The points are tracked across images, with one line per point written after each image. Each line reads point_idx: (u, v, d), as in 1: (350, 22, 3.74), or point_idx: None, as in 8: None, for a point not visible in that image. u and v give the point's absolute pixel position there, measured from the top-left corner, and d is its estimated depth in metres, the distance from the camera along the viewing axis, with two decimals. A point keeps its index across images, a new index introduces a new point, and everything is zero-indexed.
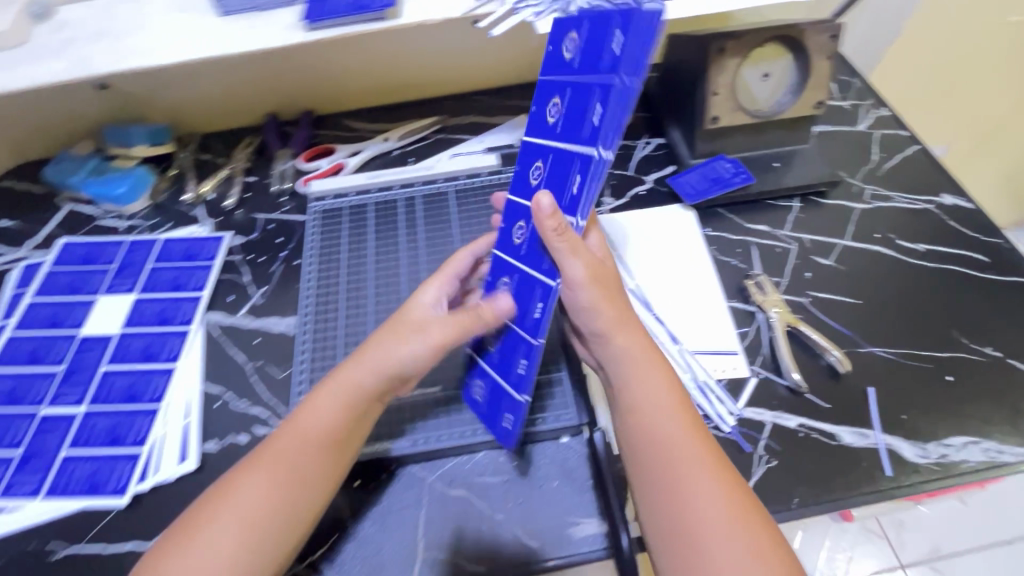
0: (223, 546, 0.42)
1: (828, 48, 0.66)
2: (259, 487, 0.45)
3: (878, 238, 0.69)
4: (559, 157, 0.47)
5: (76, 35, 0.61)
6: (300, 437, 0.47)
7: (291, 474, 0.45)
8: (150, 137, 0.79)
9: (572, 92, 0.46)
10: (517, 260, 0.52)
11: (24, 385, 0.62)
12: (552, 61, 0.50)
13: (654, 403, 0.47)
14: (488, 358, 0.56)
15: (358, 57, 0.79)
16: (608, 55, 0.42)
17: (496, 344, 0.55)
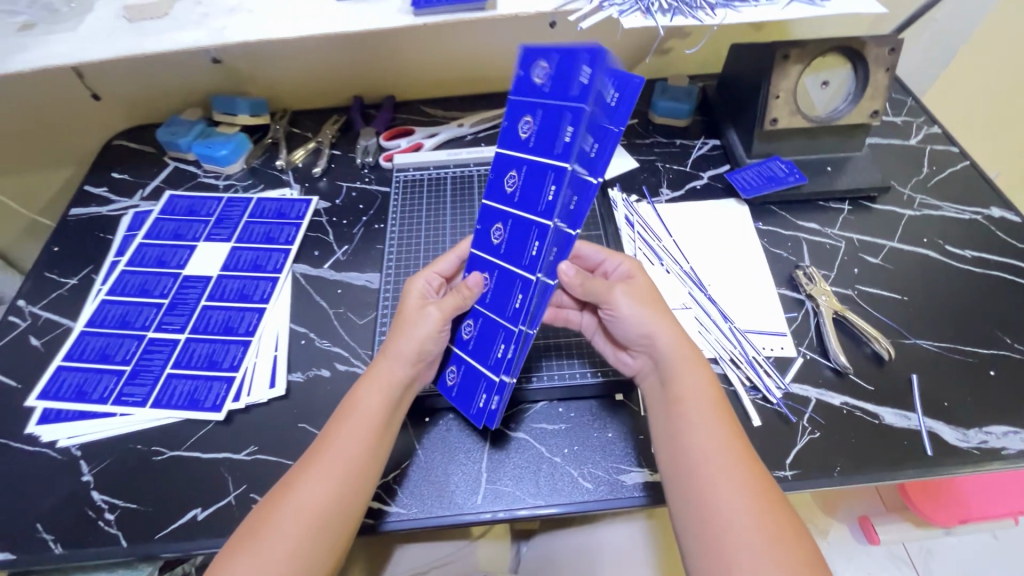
0: (292, 526, 0.45)
1: (887, 61, 0.70)
2: (320, 474, 0.48)
3: (926, 242, 0.72)
4: (533, 170, 0.53)
5: (213, 10, 0.70)
6: (350, 427, 0.51)
7: (347, 459, 0.49)
8: (251, 108, 0.87)
9: (543, 113, 0.51)
10: (495, 258, 0.58)
11: (134, 312, 0.70)
12: (518, 81, 0.53)
13: (691, 409, 0.50)
14: (463, 345, 0.59)
15: (443, 49, 0.87)
16: (579, 87, 0.48)
17: (471, 331, 0.59)
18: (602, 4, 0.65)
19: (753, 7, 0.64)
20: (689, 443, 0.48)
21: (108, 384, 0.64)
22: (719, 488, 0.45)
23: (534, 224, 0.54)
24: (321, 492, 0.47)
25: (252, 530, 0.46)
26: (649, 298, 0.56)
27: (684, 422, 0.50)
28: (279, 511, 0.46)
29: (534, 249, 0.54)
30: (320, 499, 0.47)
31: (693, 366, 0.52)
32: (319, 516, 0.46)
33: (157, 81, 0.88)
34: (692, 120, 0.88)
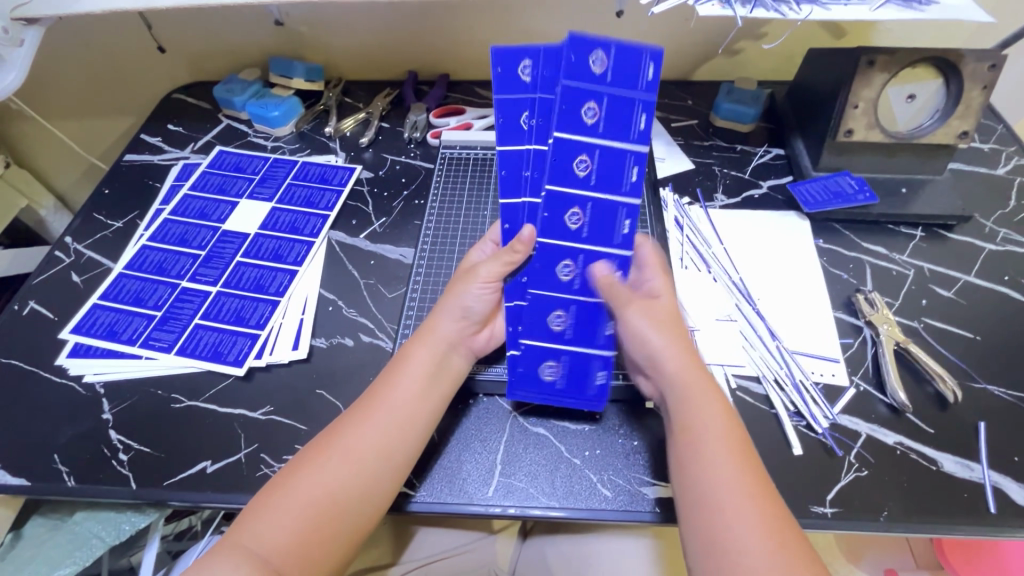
0: (343, 468, 0.47)
1: (985, 78, 0.64)
2: (363, 429, 0.49)
3: (1006, 280, 0.66)
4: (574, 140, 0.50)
5: None
6: (401, 383, 0.51)
7: (393, 417, 0.49)
8: (307, 73, 0.87)
9: (610, 102, 0.50)
10: (577, 244, 0.55)
11: (171, 260, 0.71)
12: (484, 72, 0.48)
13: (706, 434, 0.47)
14: (562, 337, 0.57)
15: (503, 29, 0.86)
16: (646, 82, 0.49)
17: (564, 322, 0.57)
18: None
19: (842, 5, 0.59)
20: (699, 469, 0.45)
21: (138, 327, 0.64)
22: (733, 520, 0.42)
23: (620, 205, 0.53)
24: (365, 446, 0.48)
25: (293, 471, 0.47)
26: (667, 320, 0.52)
27: (699, 445, 0.46)
28: (322, 458, 0.47)
29: (625, 228, 0.54)
30: (361, 454, 0.47)
31: (703, 389, 0.49)
32: (359, 470, 0.47)
33: (219, 39, 0.89)
34: (755, 126, 0.83)
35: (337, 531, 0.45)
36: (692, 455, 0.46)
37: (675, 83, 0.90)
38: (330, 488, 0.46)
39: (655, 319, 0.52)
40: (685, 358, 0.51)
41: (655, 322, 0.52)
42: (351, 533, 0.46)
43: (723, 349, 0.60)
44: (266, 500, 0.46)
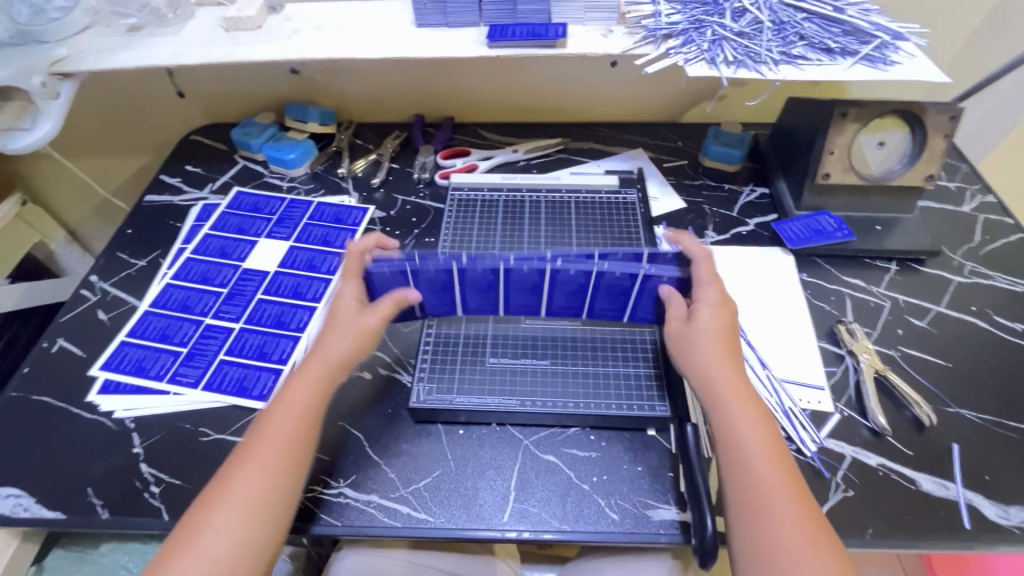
0: (240, 510, 0.48)
1: (946, 127, 0.71)
2: (253, 465, 0.50)
3: (974, 310, 0.72)
4: (525, 287, 0.62)
5: (302, 27, 0.76)
6: (280, 416, 0.53)
7: (274, 445, 0.51)
8: (321, 117, 0.93)
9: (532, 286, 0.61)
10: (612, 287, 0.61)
11: (194, 297, 0.74)
12: (384, 279, 0.62)
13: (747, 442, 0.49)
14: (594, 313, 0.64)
15: (506, 77, 0.92)
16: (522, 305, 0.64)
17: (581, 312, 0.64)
18: (669, 50, 0.68)
19: (816, 66, 0.66)
20: (743, 473, 0.48)
21: (165, 363, 0.67)
22: (779, 525, 0.45)
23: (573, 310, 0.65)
24: (255, 480, 0.49)
25: (195, 521, 0.48)
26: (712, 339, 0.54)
27: (741, 453, 0.49)
28: (217, 501, 0.49)
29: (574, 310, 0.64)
30: (256, 488, 0.49)
31: (739, 399, 0.51)
32: (257, 502, 0.49)
33: (237, 86, 0.95)
34: (742, 167, 0.90)
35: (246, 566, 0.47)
36: (739, 462, 0.48)
37: (666, 126, 0.97)
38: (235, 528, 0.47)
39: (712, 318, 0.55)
40: (727, 364, 0.53)
41: (713, 325, 0.55)
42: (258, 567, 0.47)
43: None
44: (171, 552, 0.46)
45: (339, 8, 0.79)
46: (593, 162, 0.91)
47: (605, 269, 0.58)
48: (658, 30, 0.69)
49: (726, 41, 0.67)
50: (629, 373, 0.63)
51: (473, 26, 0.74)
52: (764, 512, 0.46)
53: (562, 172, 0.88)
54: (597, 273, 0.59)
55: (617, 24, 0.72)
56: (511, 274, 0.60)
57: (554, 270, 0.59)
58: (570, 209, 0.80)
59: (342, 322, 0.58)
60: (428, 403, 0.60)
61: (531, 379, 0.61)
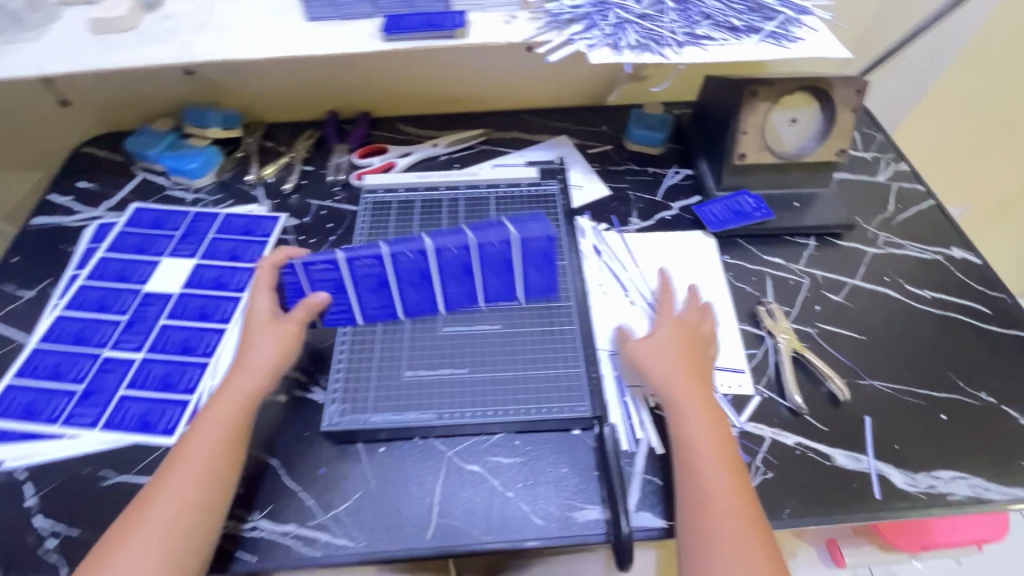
0: (161, 525, 0.48)
1: (852, 101, 0.71)
2: (180, 478, 0.51)
3: (886, 281, 0.73)
4: (413, 278, 0.63)
5: (182, 26, 0.70)
6: (209, 424, 0.54)
7: (196, 458, 0.52)
8: (223, 121, 0.87)
9: (418, 274, 0.63)
10: (492, 263, 0.63)
11: (91, 328, 0.69)
12: (292, 289, 0.66)
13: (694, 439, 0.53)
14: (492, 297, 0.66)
15: (419, 68, 0.88)
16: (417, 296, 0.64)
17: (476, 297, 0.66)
18: (572, 37, 0.65)
19: (721, 46, 0.64)
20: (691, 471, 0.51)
21: (58, 405, 0.62)
22: (721, 517, 0.48)
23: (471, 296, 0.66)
24: (182, 491, 0.50)
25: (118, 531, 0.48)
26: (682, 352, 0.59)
27: (694, 459, 0.52)
28: (141, 512, 0.49)
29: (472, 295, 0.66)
30: (184, 498, 0.50)
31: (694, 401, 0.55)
32: (183, 512, 0.49)
33: (127, 91, 0.87)
34: (666, 149, 0.89)
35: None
36: (694, 462, 0.51)
37: (591, 110, 0.95)
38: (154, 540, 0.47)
39: (662, 340, 0.60)
40: (681, 374, 0.57)
41: (668, 342, 0.60)
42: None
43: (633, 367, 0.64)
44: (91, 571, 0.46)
45: (223, 3, 0.73)
46: (516, 152, 0.89)
47: (484, 241, 0.61)
48: (561, 15, 0.67)
49: (629, 24, 0.65)
50: (550, 374, 0.61)
51: (369, 18, 0.69)
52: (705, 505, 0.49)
53: (484, 165, 0.85)
54: (477, 247, 0.62)
55: (520, 9, 0.69)
56: (396, 262, 0.61)
57: (432, 253, 0.61)
58: (489, 205, 0.78)
59: (259, 330, 0.60)
60: (344, 424, 0.57)
61: (449, 391, 0.60)
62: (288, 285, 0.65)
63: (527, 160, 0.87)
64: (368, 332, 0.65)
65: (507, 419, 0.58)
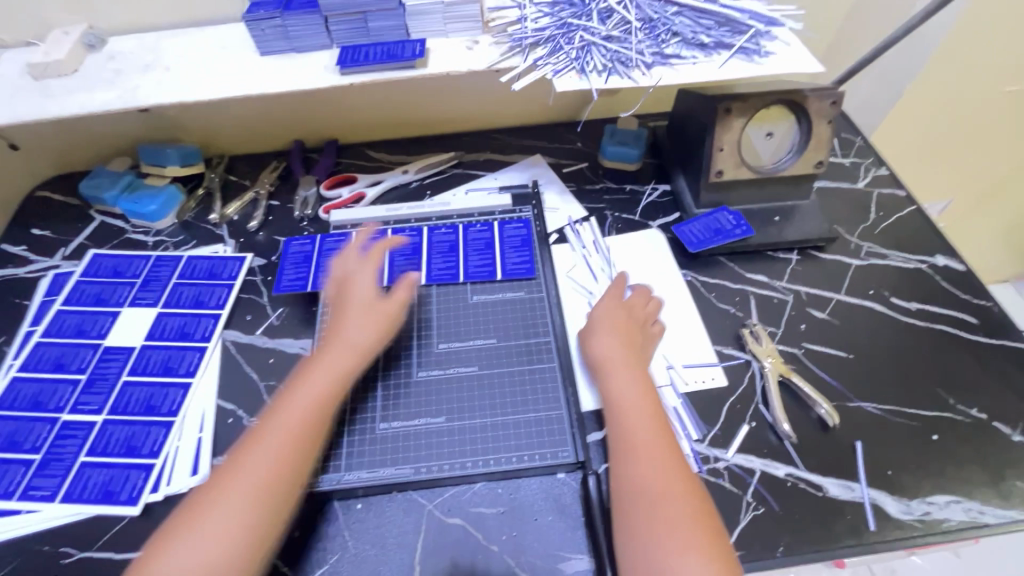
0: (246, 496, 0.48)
1: (829, 113, 0.69)
2: (267, 445, 0.50)
3: (872, 294, 0.72)
4: (406, 251, 0.73)
5: (126, 66, 0.66)
6: (299, 393, 0.54)
7: (287, 433, 0.51)
8: (182, 158, 0.83)
9: (411, 242, 0.74)
10: (473, 238, 0.74)
11: (48, 391, 0.65)
12: (298, 256, 0.75)
13: (636, 457, 0.51)
14: (466, 270, 0.71)
15: (384, 94, 0.85)
16: (398, 268, 0.72)
17: (452, 267, 0.71)
18: (537, 61, 0.63)
19: (690, 65, 0.62)
20: (631, 499, 0.49)
21: (14, 477, 0.59)
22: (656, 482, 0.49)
23: (448, 266, 0.71)
24: (268, 465, 0.49)
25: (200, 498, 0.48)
26: (616, 331, 0.61)
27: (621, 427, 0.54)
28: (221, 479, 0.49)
29: (447, 265, 0.71)
30: (267, 471, 0.49)
31: (626, 375, 0.57)
32: (279, 473, 0.49)
33: (78, 133, 0.83)
34: (642, 165, 0.86)
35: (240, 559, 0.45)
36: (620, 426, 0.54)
37: (564, 126, 0.92)
38: (239, 517, 0.47)
39: (609, 321, 0.62)
40: (616, 349, 0.59)
41: (605, 321, 0.62)
42: (246, 558, 0.46)
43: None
44: (168, 542, 0.46)
45: (172, 40, 0.69)
46: (489, 175, 0.86)
47: (469, 226, 0.75)
48: (524, 39, 0.64)
49: (595, 47, 0.62)
50: (530, 418, 0.59)
51: (326, 49, 0.66)
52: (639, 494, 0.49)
53: (456, 192, 0.82)
54: (463, 229, 0.75)
55: (482, 33, 0.66)
56: (396, 237, 0.76)
57: (428, 231, 0.75)
58: (459, 231, 0.75)
59: (354, 309, 0.61)
60: (337, 486, 0.56)
61: (425, 434, 0.59)
62: (299, 252, 0.76)
63: (501, 183, 0.84)
64: None
65: (494, 468, 0.56)
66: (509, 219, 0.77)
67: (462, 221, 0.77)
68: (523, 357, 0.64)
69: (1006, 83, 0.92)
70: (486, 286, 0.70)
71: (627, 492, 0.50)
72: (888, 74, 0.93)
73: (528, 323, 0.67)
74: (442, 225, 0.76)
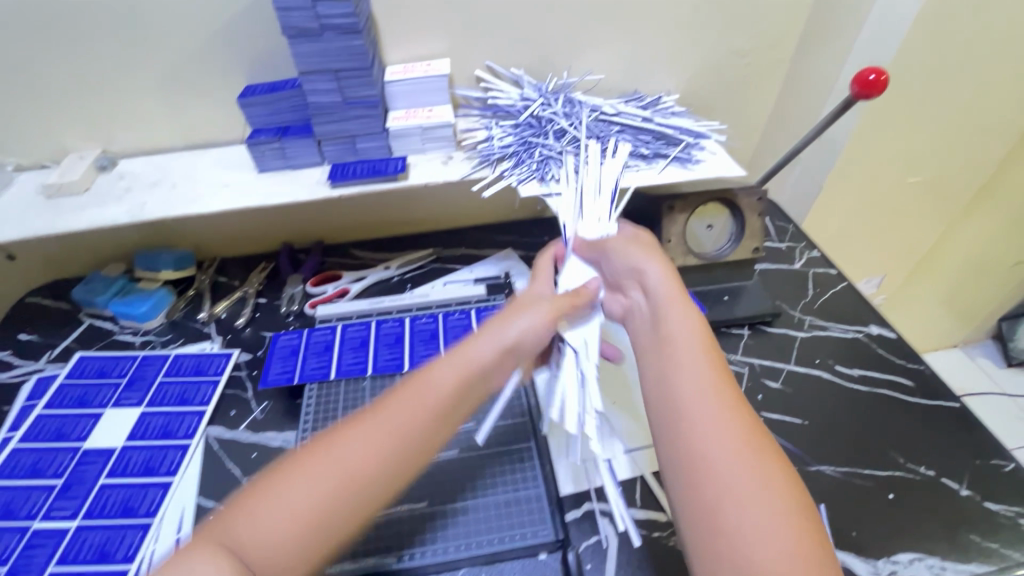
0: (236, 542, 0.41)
1: (757, 206, 0.80)
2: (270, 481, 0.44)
3: (818, 363, 0.79)
4: (388, 340, 0.79)
5: (134, 185, 0.74)
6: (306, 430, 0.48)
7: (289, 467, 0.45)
8: (175, 262, 0.88)
9: (394, 332, 0.80)
10: (451, 325, 0.80)
11: (21, 498, 0.64)
12: (286, 348, 0.78)
13: (724, 441, 0.44)
14: (446, 356, 0.76)
15: (367, 201, 0.94)
16: (382, 358, 0.76)
17: (430, 355, 0.76)
18: (504, 172, 0.73)
19: (635, 172, 0.73)
20: (716, 445, 0.44)
21: None
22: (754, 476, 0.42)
23: (428, 352, 0.76)
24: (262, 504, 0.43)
25: (245, 504, 0.43)
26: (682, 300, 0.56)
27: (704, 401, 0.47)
28: (277, 498, 0.43)
29: (427, 351, 0.76)
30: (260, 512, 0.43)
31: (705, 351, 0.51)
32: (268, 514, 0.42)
33: (77, 242, 0.89)
34: None
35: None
36: (704, 403, 0.47)
37: (532, 222, 1.02)
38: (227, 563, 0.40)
39: (675, 290, 0.57)
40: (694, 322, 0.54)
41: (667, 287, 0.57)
42: None
43: (591, 472, 0.64)
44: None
45: (178, 161, 0.78)
46: (465, 268, 0.93)
47: (448, 314, 0.82)
48: (492, 154, 0.74)
49: (553, 160, 0.73)
50: (510, 497, 0.62)
51: (317, 166, 0.75)
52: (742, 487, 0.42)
53: (435, 283, 0.89)
54: (442, 318, 0.81)
55: (456, 150, 0.77)
56: (379, 328, 0.81)
57: (410, 321, 0.81)
58: (439, 319, 0.81)
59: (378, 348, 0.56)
60: None
61: (408, 520, 0.60)
62: (287, 344, 0.79)
63: (475, 276, 0.91)
64: (333, 387, 0.74)
65: (476, 552, 0.57)
66: (485, 306, 0.83)
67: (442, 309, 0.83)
68: (501, 439, 0.67)
69: (908, 175, 1.08)
70: None
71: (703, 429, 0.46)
72: (808, 171, 1.08)
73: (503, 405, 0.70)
74: (422, 315, 0.82)
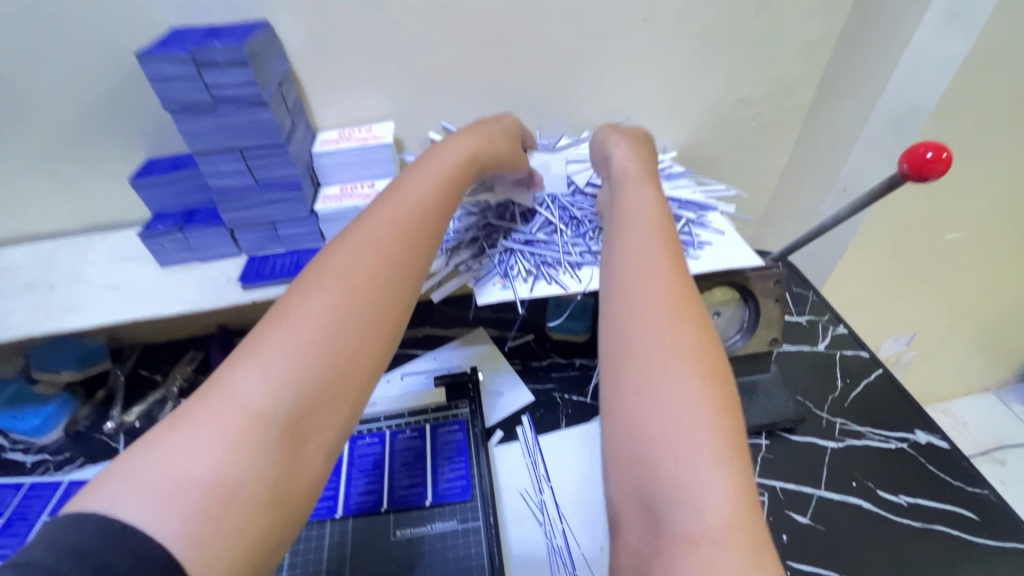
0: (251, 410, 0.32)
1: (775, 292, 0.65)
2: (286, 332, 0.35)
3: (855, 487, 0.63)
4: None
5: (5, 287, 0.60)
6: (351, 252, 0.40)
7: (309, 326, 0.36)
8: (80, 359, 0.74)
9: None
10: (401, 448, 0.65)
11: None
12: None
13: (651, 321, 0.39)
14: (390, 496, 0.61)
15: None
16: (310, 501, 0.61)
17: (372, 494, 0.61)
18: (457, 267, 0.59)
19: None
20: (639, 324, 0.39)
21: None
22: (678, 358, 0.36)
23: (369, 489, 0.62)
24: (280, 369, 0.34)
25: (260, 337, 0.35)
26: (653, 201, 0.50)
27: (644, 284, 0.41)
28: (275, 338, 0.35)
29: (369, 489, 0.62)
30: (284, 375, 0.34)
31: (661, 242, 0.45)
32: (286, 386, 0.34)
33: None
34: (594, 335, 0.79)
35: (212, 568, 0.28)
36: (645, 286, 0.41)
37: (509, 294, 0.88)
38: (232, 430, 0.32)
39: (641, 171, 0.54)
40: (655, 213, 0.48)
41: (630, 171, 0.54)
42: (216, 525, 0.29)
43: None
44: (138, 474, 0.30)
45: (68, 252, 0.65)
46: (425, 355, 0.78)
47: (397, 431, 0.67)
48: (443, 243, 0.60)
49: (518, 253, 0.60)
50: None
51: (233, 257, 0.62)
52: (658, 368, 0.36)
53: (387, 378, 0.75)
54: (390, 437, 0.67)
55: None
56: None
57: (350, 442, 0.66)
58: (387, 438, 0.67)
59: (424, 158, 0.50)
60: None
61: None
62: None
63: (436, 367, 0.76)
64: None
65: None
66: (444, 419, 0.68)
67: (390, 421, 0.68)
68: None
69: (946, 231, 0.93)
70: (412, 516, 0.60)
71: (629, 314, 0.40)
72: None
73: (459, 568, 0.55)
74: (366, 432, 0.67)
